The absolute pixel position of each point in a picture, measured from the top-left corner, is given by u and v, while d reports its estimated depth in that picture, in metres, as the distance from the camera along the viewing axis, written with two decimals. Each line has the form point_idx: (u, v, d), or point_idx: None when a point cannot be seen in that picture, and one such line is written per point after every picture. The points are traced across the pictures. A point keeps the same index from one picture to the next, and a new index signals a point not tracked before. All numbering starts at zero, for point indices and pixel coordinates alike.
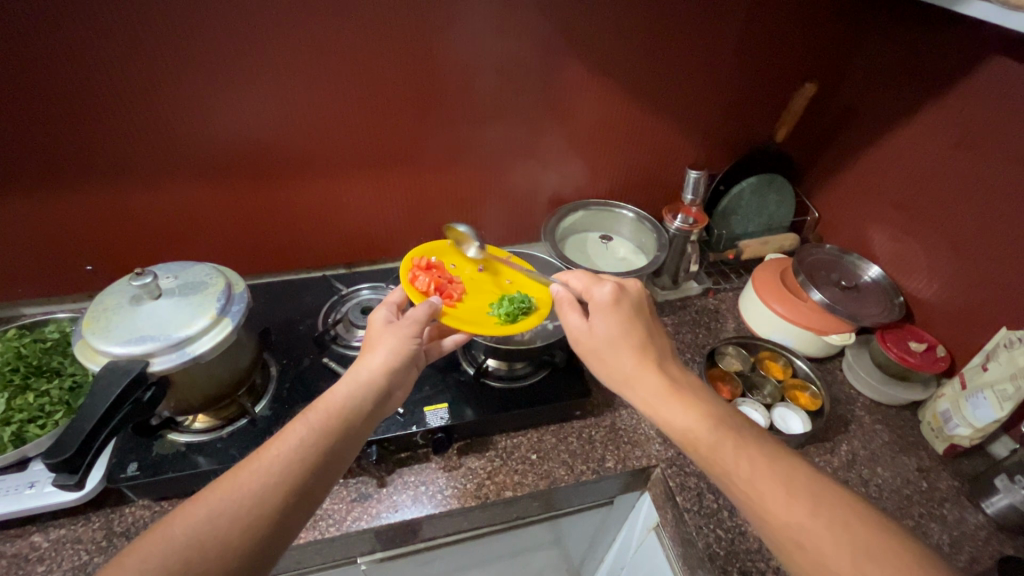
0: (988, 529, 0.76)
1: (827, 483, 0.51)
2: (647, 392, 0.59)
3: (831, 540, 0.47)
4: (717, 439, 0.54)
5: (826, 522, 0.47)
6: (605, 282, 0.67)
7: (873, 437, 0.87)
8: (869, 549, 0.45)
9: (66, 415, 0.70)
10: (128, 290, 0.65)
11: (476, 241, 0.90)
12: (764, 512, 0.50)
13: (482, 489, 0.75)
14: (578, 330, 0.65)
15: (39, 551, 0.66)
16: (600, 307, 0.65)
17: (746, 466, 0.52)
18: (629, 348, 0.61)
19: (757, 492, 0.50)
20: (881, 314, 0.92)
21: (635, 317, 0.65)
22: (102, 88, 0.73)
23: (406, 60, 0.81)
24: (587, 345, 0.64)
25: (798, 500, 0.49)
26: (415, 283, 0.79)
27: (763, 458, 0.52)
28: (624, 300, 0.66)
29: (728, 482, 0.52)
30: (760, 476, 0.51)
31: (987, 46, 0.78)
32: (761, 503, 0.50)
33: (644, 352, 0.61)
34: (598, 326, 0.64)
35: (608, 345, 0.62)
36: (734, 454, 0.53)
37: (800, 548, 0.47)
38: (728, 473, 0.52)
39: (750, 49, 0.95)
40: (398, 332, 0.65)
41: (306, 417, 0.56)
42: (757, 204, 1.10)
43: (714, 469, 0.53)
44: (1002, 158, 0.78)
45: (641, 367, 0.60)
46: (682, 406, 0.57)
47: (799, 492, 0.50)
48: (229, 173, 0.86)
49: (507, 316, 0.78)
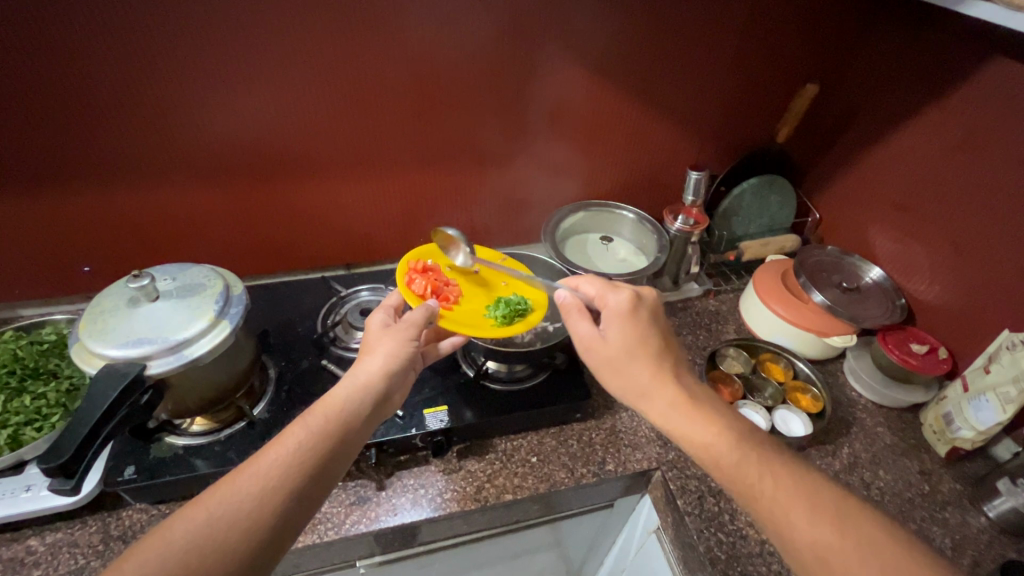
0: (990, 533, 0.75)
1: (850, 499, 0.51)
2: (665, 403, 0.58)
3: (858, 558, 0.46)
4: (740, 455, 0.54)
5: (854, 539, 0.47)
6: (621, 289, 0.67)
7: (875, 439, 0.86)
8: (893, 565, 0.46)
9: (63, 418, 0.69)
10: (125, 292, 0.65)
11: (464, 244, 0.88)
12: (788, 529, 0.49)
13: (481, 492, 0.75)
14: (589, 339, 0.63)
15: (35, 555, 0.65)
16: (615, 316, 0.64)
17: (772, 482, 0.52)
18: (647, 359, 0.61)
19: (781, 509, 0.50)
20: (884, 316, 0.91)
21: (650, 327, 0.64)
22: (99, 88, 0.72)
23: (405, 61, 0.80)
24: (601, 355, 0.62)
25: (824, 517, 0.49)
26: (412, 286, 0.79)
27: (787, 473, 0.52)
28: (641, 308, 0.65)
29: (753, 500, 0.52)
30: (784, 491, 0.51)
31: (989, 47, 0.77)
32: (786, 520, 0.50)
33: (661, 362, 0.61)
34: (612, 334, 0.63)
35: (625, 356, 0.61)
36: (759, 470, 0.52)
37: (825, 566, 0.47)
38: (753, 489, 0.52)
39: (751, 50, 0.95)
40: (397, 335, 0.65)
41: (305, 421, 0.55)
42: (758, 205, 1.10)
43: (737, 484, 0.53)
44: (1004, 160, 0.78)
45: (659, 379, 0.59)
46: (703, 421, 0.56)
47: (823, 510, 0.49)
48: (227, 173, 0.85)
49: (503, 319, 0.78)
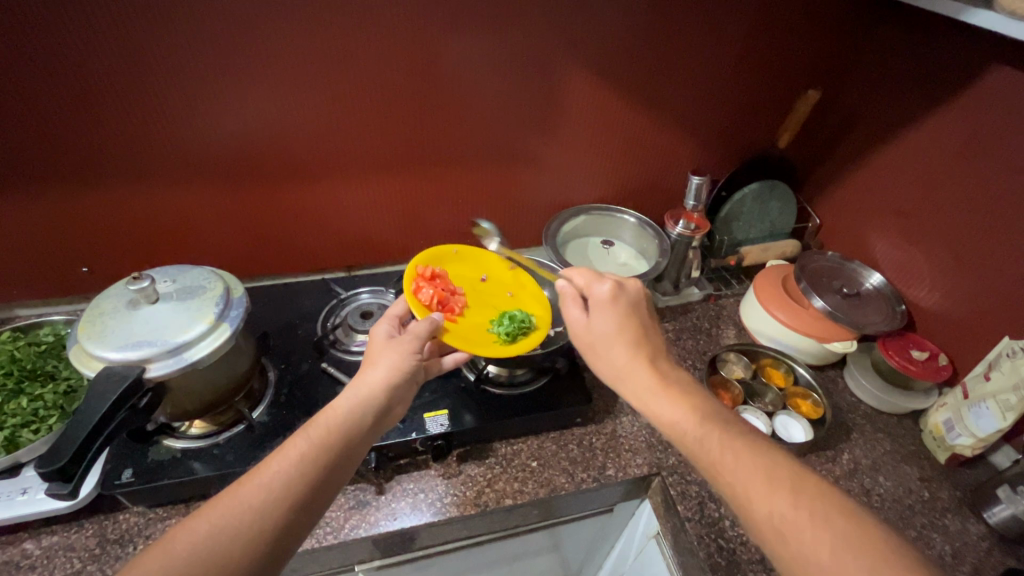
0: (990, 539, 0.76)
1: (805, 474, 0.50)
2: (638, 385, 0.59)
3: (810, 530, 0.45)
4: (702, 431, 0.54)
5: (807, 513, 0.46)
6: (605, 279, 0.67)
7: (875, 445, 0.86)
8: (843, 536, 0.44)
9: (60, 420, 0.68)
10: (124, 294, 0.64)
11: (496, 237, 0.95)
12: (745, 501, 0.49)
13: (481, 497, 0.74)
14: (577, 325, 0.65)
15: (31, 559, 0.64)
16: (599, 304, 0.65)
17: (731, 457, 0.51)
18: (625, 344, 0.61)
19: (739, 480, 0.50)
20: (884, 322, 0.91)
21: (633, 316, 0.64)
22: (98, 86, 0.71)
23: (409, 66, 0.81)
24: (584, 340, 0.64)
25: (780, 489, 0.48)
26: (419, 295, 0.77)
27: (747, 449, 0.52)
28: (622, 298, 0.65)
29: (714, 474, 0.52)
30: (742, 467, 0.50)
31: (991, 55, 0.78)
32: (743, 490, 0.49)
33: (638, 348, 0.61)
34: (595, 322, 0.64)
35: (603, 341, 0.62)
36: (720, 445, 0.52)
37: (779, 536, 0.46)
38: (714, 464, 0.52)
39: (753, 55, 0.95)
40: (399, 347, 0.64)
41: (306, 433, 0.55)
42: (759, 210, 1.10)
43: (701, 461, 0.53)
44: (1004, 167, 0.78)
45: (633, 362, 0.60)
46: (671, 399, 0.57)
47: (780, 484, 0.49)
48: (226, 173, 0.85)
49: (508, 337, 0.77)
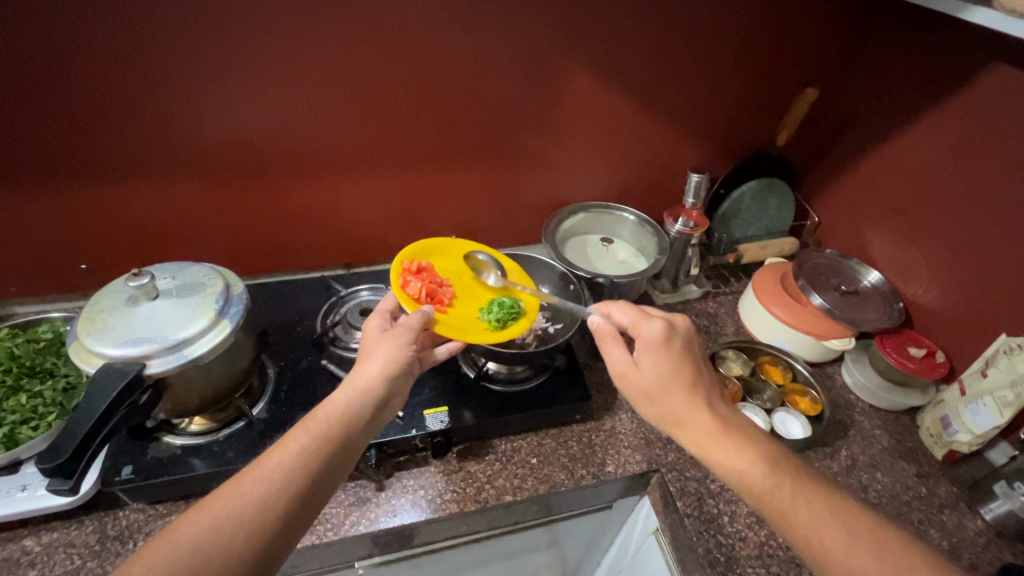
0: (986, 535, 0.76)
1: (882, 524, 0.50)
2: (698, 433, 0.57)
3: None
4: (773, 483, 0.53)
5: (889, 566, 0.47)
6: (655, 318, 0.64)
7: (873, 442, 0.87)
8: None
9: (59, 417, 0.68)
10: (123, 291, 0.64)
11: (498, 267, 0.90)
12: (824, 557, 0.49)
13: (481, 493, 0.74)
14: (623, 366, 0.62)
15: (31, 555, 0.64)
16: (649, 345, 0.62)
17: (806, 509, 0.51)
18: (681, 389, 0.59)
19: (816, 534, 0.50)
20: (881, 319, 0.91)
21: (685, 357, 0.62)
22: (96, 82, 0.71)
23: (410, 63, 0.81)
24: (634, 384, 0.61)
25: (859, 544, 0.49)
26: (407, 289, 0.78)
27: (820, 500, 0.52)
28: (675, 338, 0.63)
29: (787, 525, 0.51)
30: (820, 521, 0.50)
31: (989, 54, 0.78)
32: (824, 549, 0.49)
33: (695, 392, 0.59)
34: (646, 365, 0.61)
35: (659, 385, 0.60)
36: (793, 496, 0.52)
37: None
38: (787, 515, 0.51)
39: (753, 54, 0.95)
40: (394, 338, 0.64)
41: (306, 426, 0.55)
42: (758, 208, 1.10)
43: (772, 512, 0.52)
44: (1000, 165, 0.79)
45: (692, 408, 0.58)
46: (736, 448, 0.56)
47: (859, 539, 0.49)
48: (225, 169, 0.85)
49: (498, 323, 0.78)
